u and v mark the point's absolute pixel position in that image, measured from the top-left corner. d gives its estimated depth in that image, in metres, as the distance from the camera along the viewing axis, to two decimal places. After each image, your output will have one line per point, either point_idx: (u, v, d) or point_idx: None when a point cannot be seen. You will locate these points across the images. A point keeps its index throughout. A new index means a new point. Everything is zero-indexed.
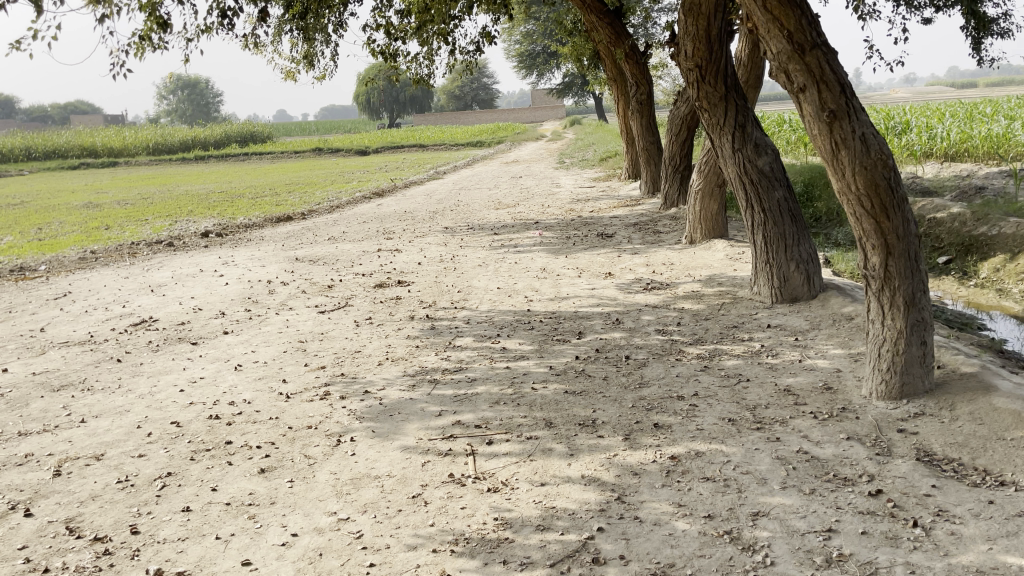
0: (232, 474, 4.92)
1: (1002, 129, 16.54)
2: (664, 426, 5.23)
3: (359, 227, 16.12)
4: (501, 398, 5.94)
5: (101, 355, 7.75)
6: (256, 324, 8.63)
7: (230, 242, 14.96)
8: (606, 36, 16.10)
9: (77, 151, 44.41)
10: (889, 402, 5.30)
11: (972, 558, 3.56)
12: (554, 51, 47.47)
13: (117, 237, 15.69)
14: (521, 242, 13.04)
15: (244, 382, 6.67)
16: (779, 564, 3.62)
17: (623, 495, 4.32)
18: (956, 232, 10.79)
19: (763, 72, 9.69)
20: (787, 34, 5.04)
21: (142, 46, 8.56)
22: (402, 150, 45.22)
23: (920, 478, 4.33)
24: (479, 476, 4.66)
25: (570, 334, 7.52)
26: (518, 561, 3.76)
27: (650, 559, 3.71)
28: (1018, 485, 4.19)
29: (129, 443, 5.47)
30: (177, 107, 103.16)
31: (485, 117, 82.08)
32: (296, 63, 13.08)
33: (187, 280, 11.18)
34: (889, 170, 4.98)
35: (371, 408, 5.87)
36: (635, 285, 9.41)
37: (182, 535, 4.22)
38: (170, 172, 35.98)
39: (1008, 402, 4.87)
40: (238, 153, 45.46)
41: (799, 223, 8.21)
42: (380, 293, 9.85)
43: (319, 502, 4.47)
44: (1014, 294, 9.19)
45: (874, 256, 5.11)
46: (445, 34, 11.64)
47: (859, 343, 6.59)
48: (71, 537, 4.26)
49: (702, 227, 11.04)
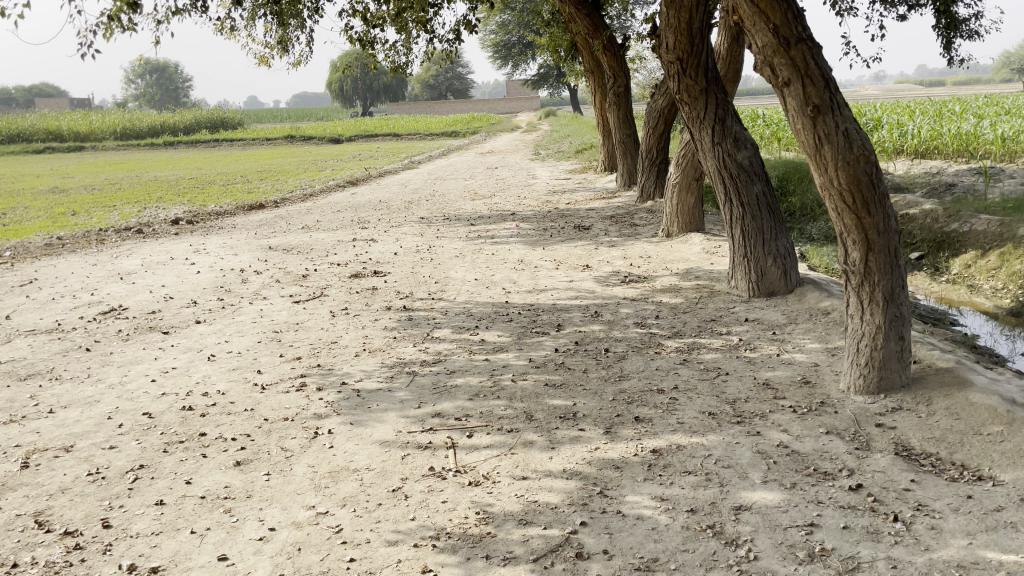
0: (208, 467, 4.82)
1: (970, 127, 16.79)
2: (645, 419, 5.22)
3: (333, 216, 15.94)
4: (481, 389, 5.90)
5: (69, 343, 7.57)
6: (230, 313, 8.49)
7: (201, 229, 14.75)
8: (583, 27, 16.05)
9: (42, 135, 43.29)
10: (866, 397, 5.34)
11: (952, 553, 3.59)
12: (530, 41, 47.50)
13: (84, 223, 15.34)
14: (498, 233, 13.00)
15: (217, 372, 6.57)
16: (762, 559, 3.61)
17: (605, 489, 4.30)
18: (928, 229, 10.91)
19: (742, 65, 9.73)
20: (773, 28, 5.00)
21: (112, 27, 8.34)
22: (375, 138, 44.85)
23: (898, 473, 4.36)
24: (460, 470, 4.61)
25: (549, 326, 7.49)
26: (500, 556, 3.72)
27: (633, 554, 3.69)
28: (996, 480, 4.23)
29: (99, 435, 5.34)
30: (145, 92, 101.33)
31: (461, 106, 81.46)
32: (271, 48, 12.89)
33: (157, 268, 10.98)
34: (870, 166, 4.99)
35: (349, 399, 5.80)
36: (613, 277, 9.40)
37: (156, 529, 4.12)
38: (137, 157, 35.32)
39: (984, 398, 4.92)
40: (209, 139, 44.75)
41: (776, 217, 8.22)
42: (356, 284, 9.74)
43: (297, 496, 4.40)
44: (985, 290, 9.31)
45: (855, 251, 5.13)
46: (423, 22, 11.52)
47: (836, 337, 6.64)
48: (41, 531, 4.14)
49: (679, 219, 11.06)
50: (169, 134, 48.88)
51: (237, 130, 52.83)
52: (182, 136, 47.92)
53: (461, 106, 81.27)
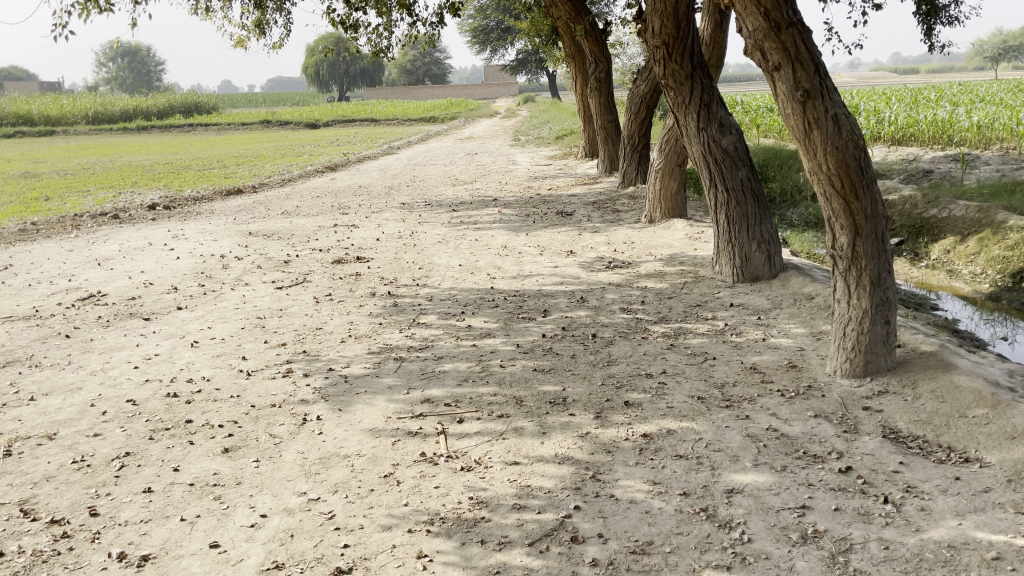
0: (195, 454, 4.77)
1: (947, 114, 16.97)
2: (634, 404, 5.23)
3: (313, 201, 15.79)
4: (469, 375, 5.88)
5: (48, 330, 7.45)
6: (211, 299, 8.40)
7: (178, 215, 14.56)
8: (566, 12, 15.98)
9: (11, 119, 42.41)
10: (853, 380, 5.39)
11: (942, 534, 3.64)
12: (509, 26, 47.44)
13: (58, 209, 15.07)
14: (481, 219, 12.96)
15: (201, 359, 6.49)
16: (756, 541, 3.64)
17: (598, 473, 4.31)
18: (908, 214, 11.01)
19: (725, 51, 9.75)
20: (764, 11, 4.99)
21: (88, 8, 8.19)
22: (353, 124, 44.52)
23: (887, 455, 4.41)
24: (451, 455, 4.60)
25: (536, 312, 7.48)
26: (496, 541, 3.71)
27: (628, 537, 3.70)
28: (983, 462, 4.29)
29: (83, 422, 5.26)
30: (117, 75, 99.70)
31: (437, 92, 80.89)
32: (248, 31, 12.72)
33: (136, 254, 10.82)
34: (859, 151, 5.02)
35: (336, 386, 5.76)
36: (597, 263, 9.40)
37: (145, 517, 4.07)
38: (109, 142, 34.77)
39: (969, 380, 4.98)
40: (182, 123, 44.09)
41: (761, 203, 8.23)
42: (339, 270, 9.66)
43: (287, 482, 4.36)
44: (964, 275, 9.44)
45: (842, 236, 5.16)
46: (406, 6, 11.41)
47: (820, 322, 6.69)
48: (26, 520, 4.08)
49: (662, 205, 11.08)
50: (142, 118, 48.29)
51: (213, 114, 52.16)
52: (157, 120, 47.21)
53: (436, 92, 80.73)
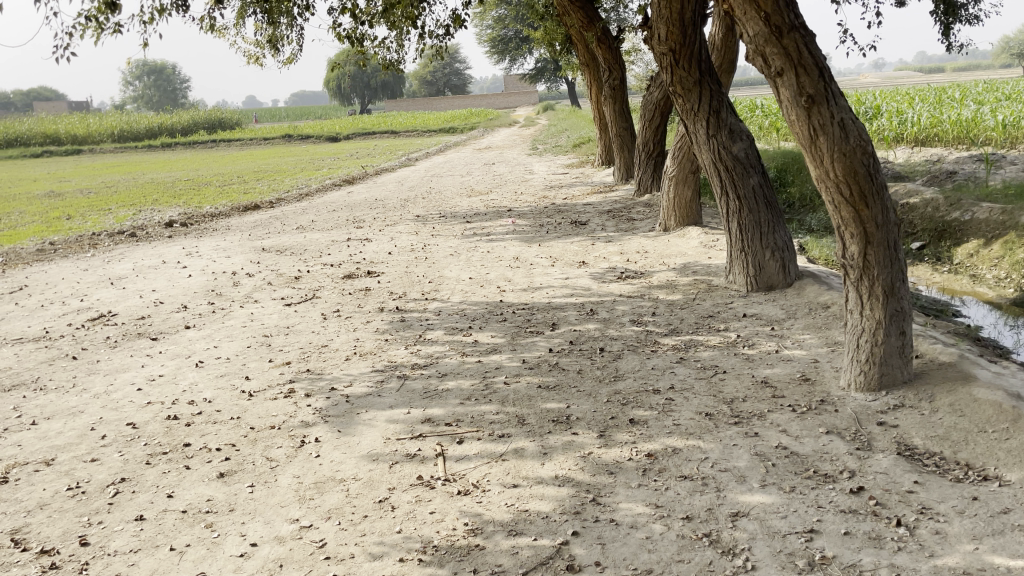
0: (190, 480, 4.69)
1: (971, 114, 16.63)
2: (640, 421, 5.08)
3: (328, 216, 15.77)
4: (472, 393, 5.76)
5: (56, 352, 7.43)
6: (219, 317, 8.36)
7: (194, 232, 14.62)
8: (577, 20, 15.83)
9: (39, 139, 43.12)
10: (867, 393, 5.19)
11: (958, 560, 3.45)
12: (527, 35, 47.49)
13: (79, 228, 15.22)
14: (494, 230, 12.85)
15: (205, 379, 6.43)
16: (761, 569, 3.47)
17: (598, 496, 4.16)
18: (929, 218, 10.74)
19: (737, 56, 9.55)
20: (764, 16, 4.85)
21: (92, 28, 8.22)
22: (374, 136, 44.74)
23: (901, 474, 4.22)
24: (449, 478, 4.48)
25: (543, 326, 7.34)
26: (489, 570, 3.58)
27: (627, 565, 3.55)
28: (1002, 481, 4.09)
29: (81, 447, 5.21)
30: (144, 94, 101.03)
31: (457, 102, 81.08)
32: (260, 47, 12.78)
33: (149, 272, 10.85)
34: (867, 157, 4.84)
35: (336, 406, 5.67)
36: (609, 274, 9.24)
37: (135, 546, 3.99)
38: (135, 159, 35.24)
39: (988, 393, 4.77)
40: (206, 139, 44.54)
41: (774, 210, 8.04)
42: (349, 285, 9.60)
43: (280, 508, 4.26)
44: (989, 279, 9.17)
45: (852, 245, 4.98)
46: (414, 19, 11.34)
47: (835, 332, 6.49)
48: (16, 550, 4.02)
49: (677, 213, 10.90)
50: (167, 135, 48.95)
51: (236, 130, 52.71)
52: (181, 137, 47.80)
53: (457, 103, 80.94)
